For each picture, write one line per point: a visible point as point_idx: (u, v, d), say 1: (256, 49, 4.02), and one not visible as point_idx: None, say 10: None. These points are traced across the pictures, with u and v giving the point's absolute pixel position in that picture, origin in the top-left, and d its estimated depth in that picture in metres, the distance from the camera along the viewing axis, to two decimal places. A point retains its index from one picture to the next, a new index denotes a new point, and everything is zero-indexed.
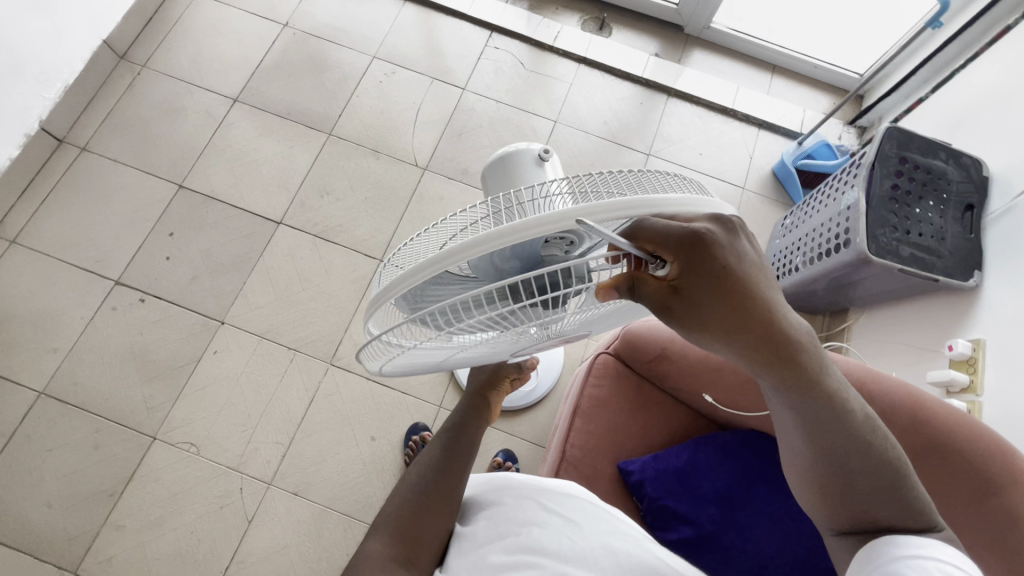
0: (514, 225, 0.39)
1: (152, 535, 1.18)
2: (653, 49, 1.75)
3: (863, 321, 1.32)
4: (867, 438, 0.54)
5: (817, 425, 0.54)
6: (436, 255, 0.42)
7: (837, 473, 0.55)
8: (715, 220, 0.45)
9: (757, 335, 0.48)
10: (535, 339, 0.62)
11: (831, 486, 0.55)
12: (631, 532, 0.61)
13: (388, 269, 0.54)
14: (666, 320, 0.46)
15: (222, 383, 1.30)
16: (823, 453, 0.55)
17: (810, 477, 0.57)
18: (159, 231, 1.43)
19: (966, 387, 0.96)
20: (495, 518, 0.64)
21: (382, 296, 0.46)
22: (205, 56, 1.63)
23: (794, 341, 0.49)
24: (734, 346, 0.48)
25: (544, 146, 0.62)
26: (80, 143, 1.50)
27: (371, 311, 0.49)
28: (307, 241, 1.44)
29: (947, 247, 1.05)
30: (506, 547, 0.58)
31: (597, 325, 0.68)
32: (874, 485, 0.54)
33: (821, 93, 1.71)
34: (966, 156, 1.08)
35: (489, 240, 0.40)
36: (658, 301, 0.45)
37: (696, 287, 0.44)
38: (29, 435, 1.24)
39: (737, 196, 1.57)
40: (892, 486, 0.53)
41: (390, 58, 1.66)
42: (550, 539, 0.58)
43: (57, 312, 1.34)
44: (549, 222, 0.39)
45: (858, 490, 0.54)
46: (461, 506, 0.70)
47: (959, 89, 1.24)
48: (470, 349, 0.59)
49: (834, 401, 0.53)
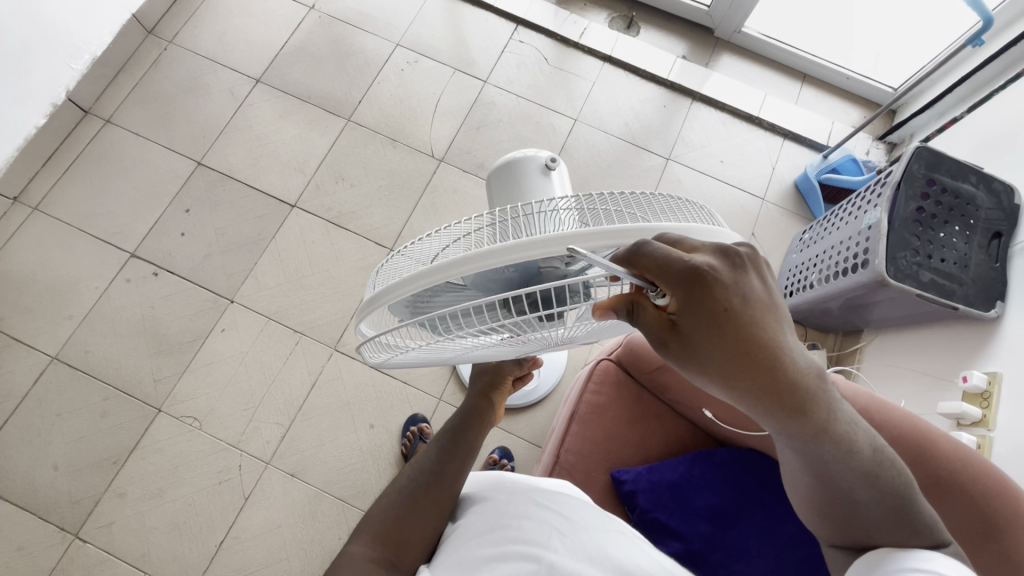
0: (513, 245, 0.39)
1: (152, 505, 1.21)
2: (680, 51, 1.71)
3: (877, 343, 1.29)
4: (877, 476, 0.52)
5: (827, 464, 0.51)
6: (433, 266, 0.42)
7: (845, 508, 0.53)
8: (720, 255, 0.43)
9: (762, 382, 0.45)
10: (534, 346, 0.61)
11: (844, 522, 0.53)
12: (623, 532, 0.60)
13: (387, 267, 0.54)
14: (662, 354, 0.46)
15: (228, 361, 1.32)
16: (830, 488, 0.53)
17: (815, 508, 0.55)
18: (176, 206, 1.45)
19: (978, 421, 0.94)
20: (485, 512, 0.62)
21: (379, 301, 0.46)
22: (231, 35, 1.63)
23: (803, 386, 0.46)
24: (733, 389, 0.46)
25: (551, 155, 0.61)
26: (104, 115, 1.52)
27: (366, 311, 0.49)
28: (320, 225, 1.45)
29: (970, 275, 1.02)
30: (493, 539, 0.56)
31: (600, 336, 0.66)
32: (884, 524, 0.51)
33: (852, 105, 1.66)
34: (997, 182, 1.04)
35: (488, 257, 0.40)
36: (655, 332, 0.45)
37: (694, 328, 0.43)
38: (40, 398, 1.27)
39: (756, 207, 1.54)
40: (900, 524, 0.51)
41: (413, 46, 1.65)
42: (539, 532, 0.55)
43: (74, 280, 1.37)
44: (548, 244, 0.39)
45: (867, 525, 0.52)
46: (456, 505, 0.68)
47: (997, 112, 1.19)
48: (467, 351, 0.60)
49: (846, 440, 0.50)
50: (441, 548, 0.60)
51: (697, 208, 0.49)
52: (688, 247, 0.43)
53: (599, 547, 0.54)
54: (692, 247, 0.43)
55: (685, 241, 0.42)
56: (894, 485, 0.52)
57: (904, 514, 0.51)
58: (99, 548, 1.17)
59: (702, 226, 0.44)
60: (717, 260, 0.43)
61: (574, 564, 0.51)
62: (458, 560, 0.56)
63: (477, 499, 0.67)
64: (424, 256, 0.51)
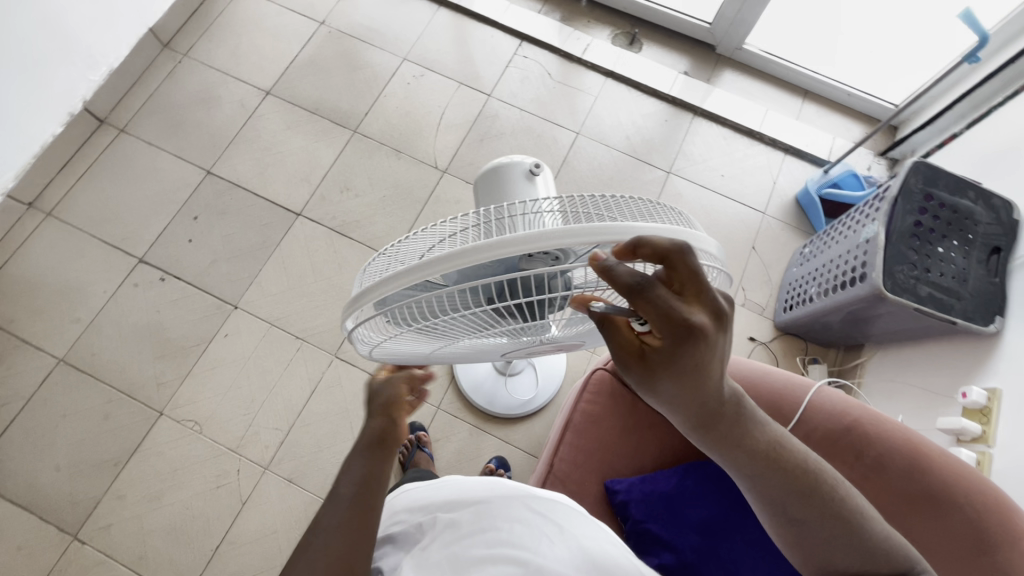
0: (501, 241, 0.41)
1: (150, 508, 1.22)
2: (682, 66, 1.74)
3: (877, 359, 1.28)
4: (810, 492, 0.54)
5: (768, 489, 0.55)
6: (422, 261, 0.43)
7: (800, 535, 0.54)
8: (716, 315, 0.45)
9: (690, 392, 0.49)
10: (519, 343, 0.63)
11: (785, 533, 0.55)
12: (608, 539, 0.61)
13: (374, 266, 0.54)
14: (621, 367, 0.49)
15: (231, 365, 1.34)
16: (781, 515, 0.55)
17: (778, 538, 0.57)
18: (184, 214, 1.48)
19: (977, 437, 0.93)
20: (475, 510, 0.61)
21: (365, 297, 0.47)
22: (244, 48, 1.68)
23: (723, 410, 0.53)
24: (673, 414, 0.53)
25: (536, 161, 0.63)
26: (119, 125, 1.57)
27: (353, 309, 0.50)
28: (324, 234, 1.48)
29: (968, 289, 1.01)
30: (482, 538, 0.56)
31: (591, 335, 0.67)
32: (830, 544, 0.53)
33: (852, 121, 1.68)
34: (996, 198, 1.03)
35: (477, 252, 0.41)
36: (620, 348, 0.48)
37: (658, 359, 0.46)
38: (46, 399, 1.29)
39: (757, 221, 1.54)
40: (844, 544, 0.53)
41: (420, 60, 1.69)
42: (529, 538, 0.56)
43: (83, 284, 1.40)
44: (535, 241, 0.40)
45: (809, 538, 0.54)
46: (439, 496, 0.67)
47: (996, 128, 1.20)
48: (453, 343, 0.61)
49: (779, 464, 0.55)
50: (423, 543, 0.59)
51: (678, 215, 0.50)
52: (697, 296, 0.44)
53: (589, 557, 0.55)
54: (698, 296, 0.43)
55: (703, 293, 0.43)
56: (838, 507, 0.54)
57: (844, 533, 0.53)
58: (97, 550, 1.18)
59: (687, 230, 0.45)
60: (711, 321, 0.44)
61: (564, 572, 0.52)
62: (443, 555, 0.56)
63: (468, 492, 0.67)
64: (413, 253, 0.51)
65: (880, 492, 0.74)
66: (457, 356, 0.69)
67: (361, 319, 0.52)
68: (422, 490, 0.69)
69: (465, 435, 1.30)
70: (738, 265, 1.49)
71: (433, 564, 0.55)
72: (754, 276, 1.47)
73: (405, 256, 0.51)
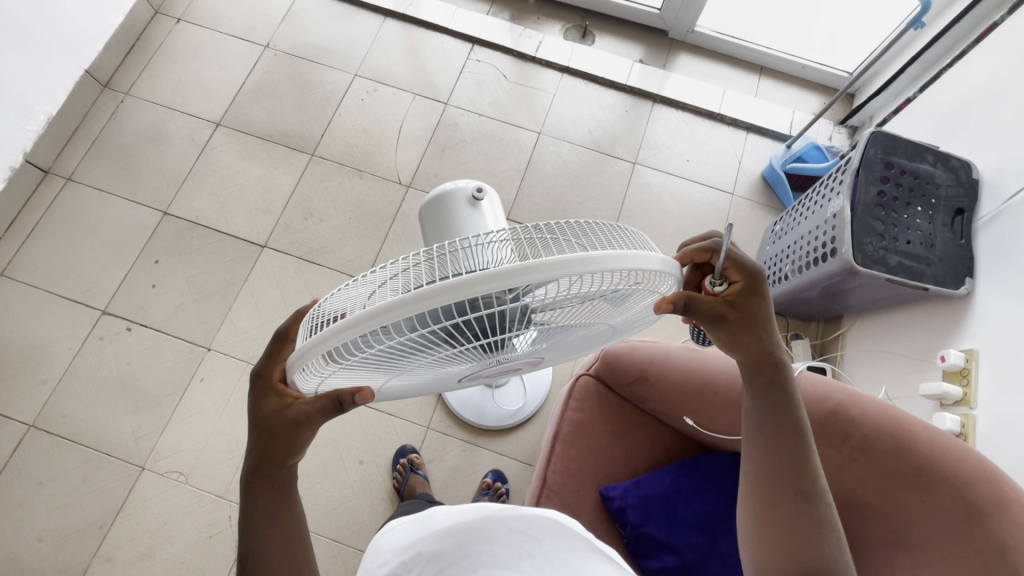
0: (453, 284, 0.38)
1: (142, 567, 1.18)
2: (637, 55, 1.73)
3: (858, 329, 1.29)
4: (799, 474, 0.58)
5: (766, 470, 0.59)
6: (376, 306, 0.39)
7: (775, 512, 0.57)
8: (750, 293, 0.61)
9: (751, 349, 0.58)
10: (480, 367, 0.60)
11: (765, 514, 0.58)
12: (573, 544, 0.59)
13: (307, 314, 0.49)
14: (718, 327, 0.56)
15: (210, 411, 1.30)
16: (771, 515, 0.58)
17: (749, 511, 0.60)
18: (144, 258, 1.44)
19: (960, 400, 0.94)
20: (454, 536, 0.58)
21: (308, 353, 0.43)
22: (188, 81, 1.63)
23: (784, 374, 0.60)
24: (732, 353, 0.60)
25: (478, 186, 0.67)
26: (65, 174, 1.51)
27: (297, 365, 0.45)
28: (293, 264, 1.44)
29: (936, 254, 1.02)
30: (463, 564, 0.53)
31: (552, 351, 0.64)
32: (808, 531, 0.56)
33: (810, 93, 1.69)
34: (955, 159, 1.04)
35: (430, 299, 0.38)
36: (713, 312, 0.55)
37: (745, 306, 0.56)
38: (20, 468, 1.24)
39: (726, 202, 1.55)
40: (813, 538, 0.56)
41: (372, 75, 1.65)
42: (508, 556, 0.54)
43: (46, 343, 1.35)
44: (496, 280, 0.38)
45: (782, 517, 0.57)
46: (423, 523, 0.64)
47: (949, 87, 1.21)
48: (412, 375, 0.57)
49: (808, 454, 0.59)
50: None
51: (633, 235, 0.48)
52: None
53: (565, 565, 0.54)
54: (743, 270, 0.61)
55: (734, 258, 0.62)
56: (825, 523, 0.57)
57: (825, 528, 0.57)
58: None
59: (642, 254, 0.44)
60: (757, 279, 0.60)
61: None
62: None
63: (451, 515, 0.64)
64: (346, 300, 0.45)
65: (866, 471, 0.76)
66: (413, 389, 0.66)
67: (308, 373, 0.48)
68: (408, 530, 0.65)
69: (458, 452, 1.28)
70: None
71: None
72: None
73: (342, 299, 0.45)
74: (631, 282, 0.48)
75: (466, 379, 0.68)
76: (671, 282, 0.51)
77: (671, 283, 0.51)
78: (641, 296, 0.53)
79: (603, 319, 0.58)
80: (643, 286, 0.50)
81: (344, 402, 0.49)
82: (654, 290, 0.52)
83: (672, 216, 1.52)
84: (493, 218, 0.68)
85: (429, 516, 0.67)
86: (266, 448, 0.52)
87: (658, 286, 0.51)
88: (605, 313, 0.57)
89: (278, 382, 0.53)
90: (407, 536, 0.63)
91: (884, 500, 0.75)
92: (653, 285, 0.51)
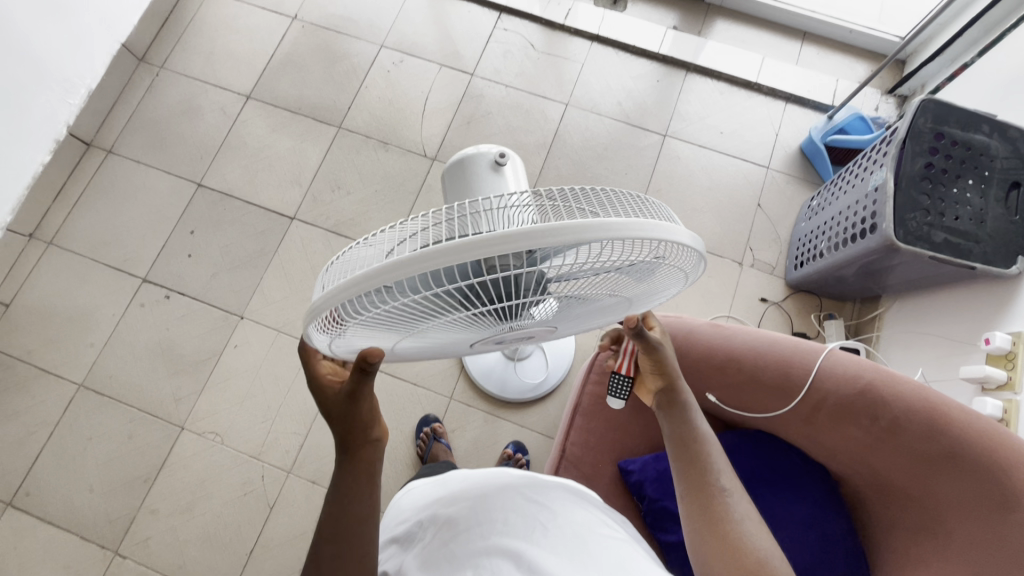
0: (471, 242, 0.37)
1: (184, 519, 1.25)
2: (671, 21, 1.65)
3: (896, 309, 1.24)
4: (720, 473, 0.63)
5: (693, 476, 0.63)
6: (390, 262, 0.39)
7: (710, 509, 0.60)
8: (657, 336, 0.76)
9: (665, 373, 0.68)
10: (498, 332, 0.60)
11: (698, 516, 0.60)
12: (586, 521, 0.58)
13: (324, 270, 0.49)
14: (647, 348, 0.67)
15: (244, 375, 1.36)
16: (703, 514, 0.60)
17: (688, 509, 0.62)
18: (180, 229, 1.49)
19: (1003, 384, 0.89)
20: (468, 501, 0.59)
21: (323, 304, 0.43)
22: (219, 54, 1.65)
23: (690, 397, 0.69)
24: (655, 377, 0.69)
25: (500, 152, 0.66)
26: (106, 146, 1.57)
27: (313, 318, 0.46)
28: (321, 235, 1.47)
29: (987, 231, 0.95)
30: (476, 531, 0.55)
31: (568, 320, 0.64)
32: (739, 528, 0.58)
33: (856, 60, 1.59)
34: (1013, 129, 0.97)
35: (447, 255, 0.38)
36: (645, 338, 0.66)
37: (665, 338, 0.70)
38: (72, 425, 1.33)
39: (761, 176, 1.49)
40: (744, 532, 0.58)
41: (398, 46, 1.64)
42: (523, 527, 0.55)
43: (93, 308, 1.42)
44: (513, 241, 0.37)
45: (716, 515, 0.59)
46: (442, 485, 0.66)
47: (1010, 52, 1.12)
48: (429, 336, 0.58)
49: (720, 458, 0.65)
50: (424, 537, 0.58)
51: (658, 208, 0.47)
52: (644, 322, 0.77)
53: (574, 541, 0.54)
54: None
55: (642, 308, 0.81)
56: (754, 517, 0.60)
57: (754, 522, 0.59)
58: (139, 562, 1.22)
59: (665, 224, 0.43)
60: None
61: (548, 556, 0.51)
62: (438, 554, 0.54)
63: (468, 478, 0.65)
64: (364, 259, 0.45)
65: (895, 455, 0.75)
66: (429, 351, 0.67)
67: (321, 327, 0.48)
68: (426, 490, 0.67)
69: (480, 423, 1.30)
70: (746, 226, 1.44)
71: (433, 562, 0.54)
72: (761, 236, 1.43)
73: (361, 255, 0.46)
74: (649, 255, 0.47)
75: (480, 345, 0.69)
76: (695, 259, 0.50)
77: (694, 259, 0.51)
78: (660, 271, 0.53)
79: (617, 293, 0.58)
80: (662, 261, 0.49)
81: (364, 365, 0.50)
82: (677, 266, 0.52)
83: (703, 190, 1.48)
84: (514, 183, 0.67)
85: (449, 477, 0.68)
86: (356, 420, 0.54)
87: (684, 261, 0.51)
88: (621, 286, 0.56)
89: (328, 376, 0.56)
90: (426, 494, 0.66)
91: (912, 483, 0.73)
92: (670, 259, 0.50)
